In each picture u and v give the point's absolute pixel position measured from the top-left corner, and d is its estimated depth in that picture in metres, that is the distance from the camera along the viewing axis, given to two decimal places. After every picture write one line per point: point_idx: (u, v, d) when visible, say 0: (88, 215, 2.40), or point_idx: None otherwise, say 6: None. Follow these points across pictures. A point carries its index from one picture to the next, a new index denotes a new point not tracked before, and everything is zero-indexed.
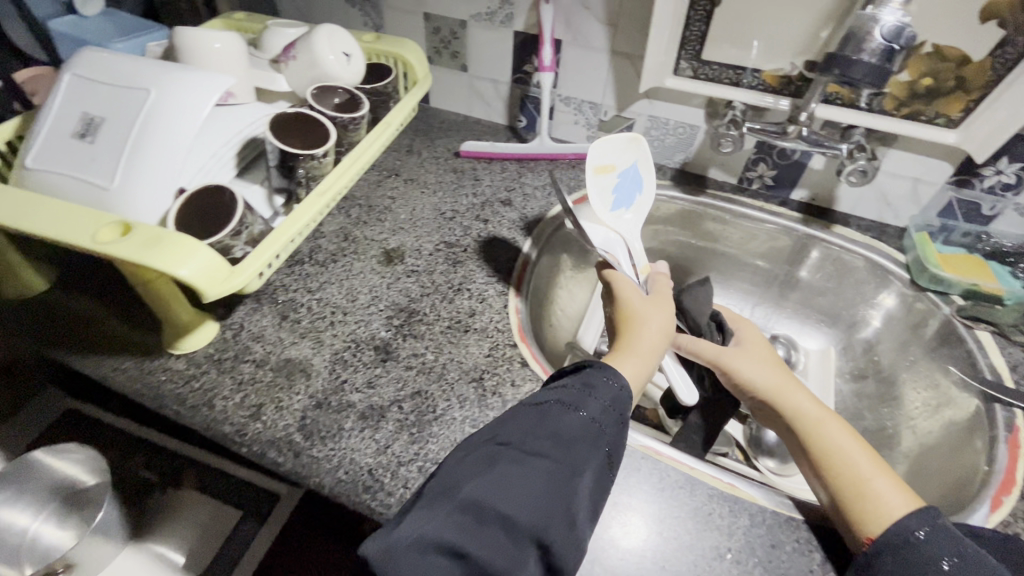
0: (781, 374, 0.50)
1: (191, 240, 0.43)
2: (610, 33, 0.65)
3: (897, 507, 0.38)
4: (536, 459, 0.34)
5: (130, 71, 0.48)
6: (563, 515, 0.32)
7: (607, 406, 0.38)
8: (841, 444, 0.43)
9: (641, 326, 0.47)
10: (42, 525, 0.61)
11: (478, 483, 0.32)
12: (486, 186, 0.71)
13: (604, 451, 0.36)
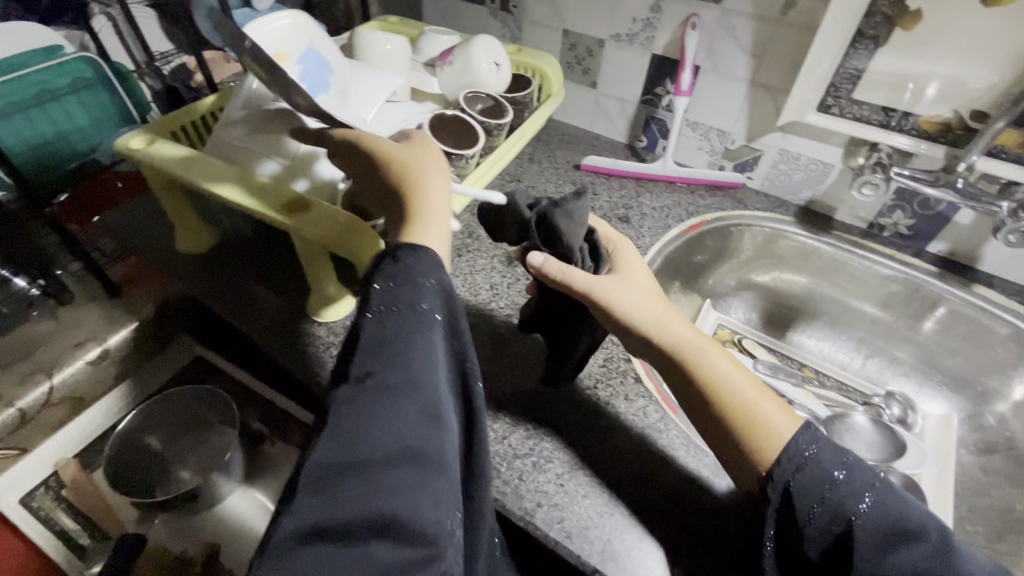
0: (646, 293, 0.45)
1: (358, 221, 0.47)
2: (754, 63, 0.65)
3: (777, 427, 0.39)
4: (349, 416, 0.29)
5: (319, 65, 0.54)
6: (406, 424, 0.29)
7: (399, 295, 0.33)
8: (722, 374, 0.41)
9: (412, 193, 0.41)
10: (171, 455, 0.68)
11: (304, 482, 0.27)
12: (604, 201, 0.72)
13: (430, 321, 0.33)
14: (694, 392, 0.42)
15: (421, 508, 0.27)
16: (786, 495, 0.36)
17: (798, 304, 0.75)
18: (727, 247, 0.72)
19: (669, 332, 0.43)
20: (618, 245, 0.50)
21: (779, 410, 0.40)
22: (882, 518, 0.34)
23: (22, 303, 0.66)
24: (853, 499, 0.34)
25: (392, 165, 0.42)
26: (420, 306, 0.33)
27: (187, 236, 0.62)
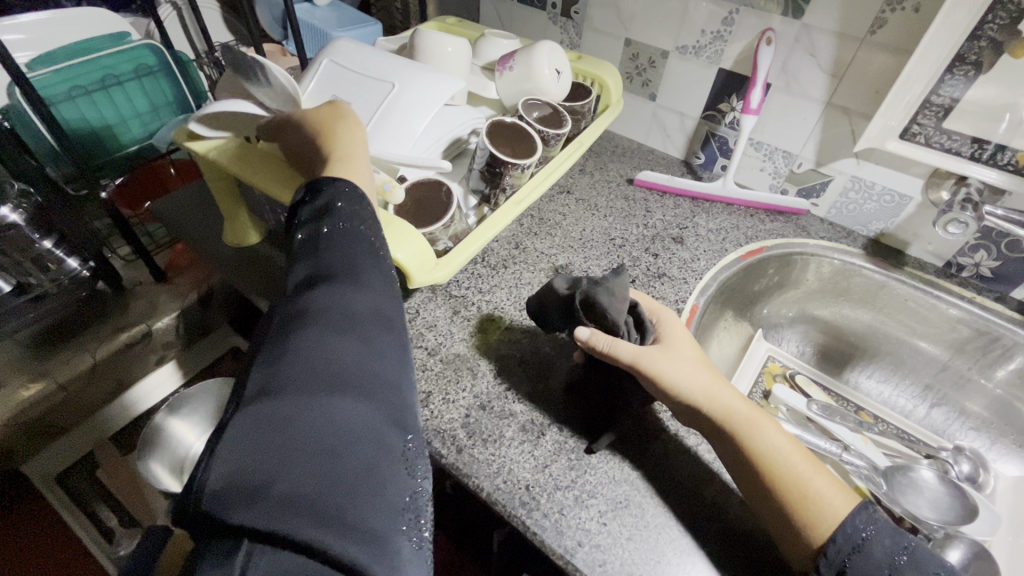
0: (689, 360, 0.43)
1: (409, 227, 0.46)
2: (832, 84, 0.61)
3: (831, 502, 0.37)
4: (296, 321, 0.32)
5: (381, 65, 0.53)
6: (363, 329, 0.33)
7: (347, 223, 0.38)
8: (769, 444, 0.39)
9: (334, 142, 0.43)
10: (201, 445, 0.67)
11: (258, 377, 0.30)
12: (657, 219, 0.69)
13: (366, 241, 0.38)
14: (739, 463, 0.39)
15: (376, 411, 0.31)
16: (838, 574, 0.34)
17: (859, 342, 0.70)
18: (785, 276, 0.68)
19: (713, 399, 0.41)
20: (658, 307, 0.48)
21: (830, 482, 0.38)
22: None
23: (71, 283, 0.64)
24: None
25: (311, 125, 0.45)
26: (371, 238, 0.39)
27: (231, 228, 0.61)
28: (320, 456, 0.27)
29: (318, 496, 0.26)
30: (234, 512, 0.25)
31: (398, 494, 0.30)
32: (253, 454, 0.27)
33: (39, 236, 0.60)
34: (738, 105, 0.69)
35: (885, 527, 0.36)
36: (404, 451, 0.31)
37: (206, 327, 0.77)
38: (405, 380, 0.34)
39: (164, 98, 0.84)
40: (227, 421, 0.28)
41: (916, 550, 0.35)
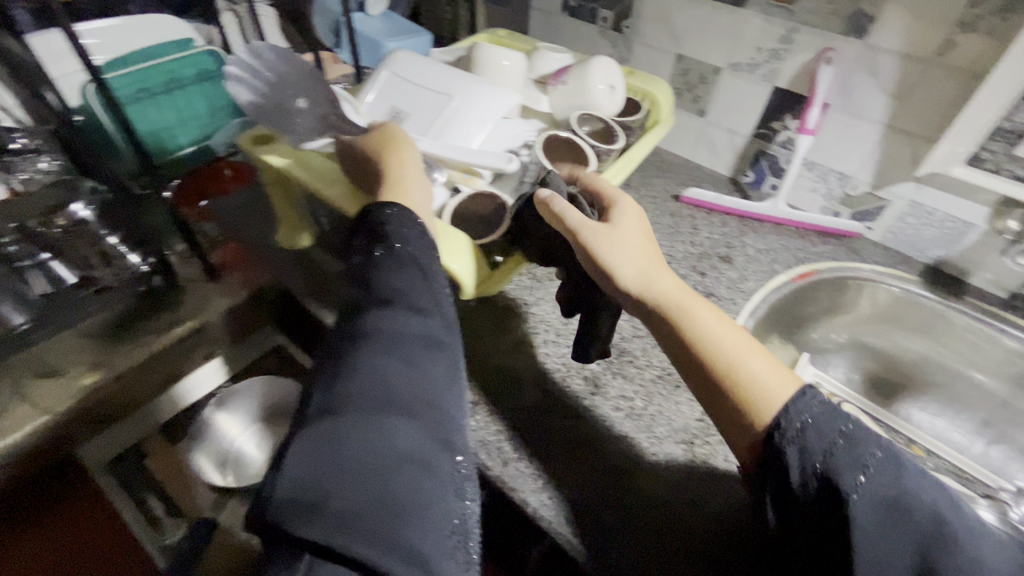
0: (638, 248, 0.44)
1: (463, 238, 0.47)
2: (894, 106, 0.59)
3: (774, 388, 0.35)
4: (354, 344, 0.33)
5: (441, 79, 0.54)
6: (408, 349, 0.34)
7: (404, 246, 0.39)
8: (709, 329, 0.38)
9: (389, 165, 0.45)
10: (245, 441, 0.69)
11: (318, 397, 0.31)
12: (704, 237, 0.68)
13: (415, 263, 0.38)
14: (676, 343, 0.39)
15: (426, 433, 0.31)
16: (771, 443, 0.32)
17: (912, 372, 0.67)
18: (835, 301, 0.67)
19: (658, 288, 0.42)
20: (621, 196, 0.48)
21: (776, 369, 0.36)
22: (863, 496, 0.29)
23: (129, 277, 0.67)
24: (848, 472, 0.30)
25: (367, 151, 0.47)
26: (418, 258, 0.39)
27: (286, 229, 0.62)
28: (371, 473, 0.28)
29: (370, 513, 0.26)
30: (294, 524, 0.26)
31: (445, 517, 0.29)
32: (311, 469, 0.27)
33: (106, 232, 0.64)
34: (792, 124, 0.68)
35: (823, 408, 0.33)
36: (452, 473, 0.31)
37: (251, 325, 0.79)
38: (453, 404, 0.34)
39: None
40: (291, 439, 0.29)
41: (852, 433, 0.31)
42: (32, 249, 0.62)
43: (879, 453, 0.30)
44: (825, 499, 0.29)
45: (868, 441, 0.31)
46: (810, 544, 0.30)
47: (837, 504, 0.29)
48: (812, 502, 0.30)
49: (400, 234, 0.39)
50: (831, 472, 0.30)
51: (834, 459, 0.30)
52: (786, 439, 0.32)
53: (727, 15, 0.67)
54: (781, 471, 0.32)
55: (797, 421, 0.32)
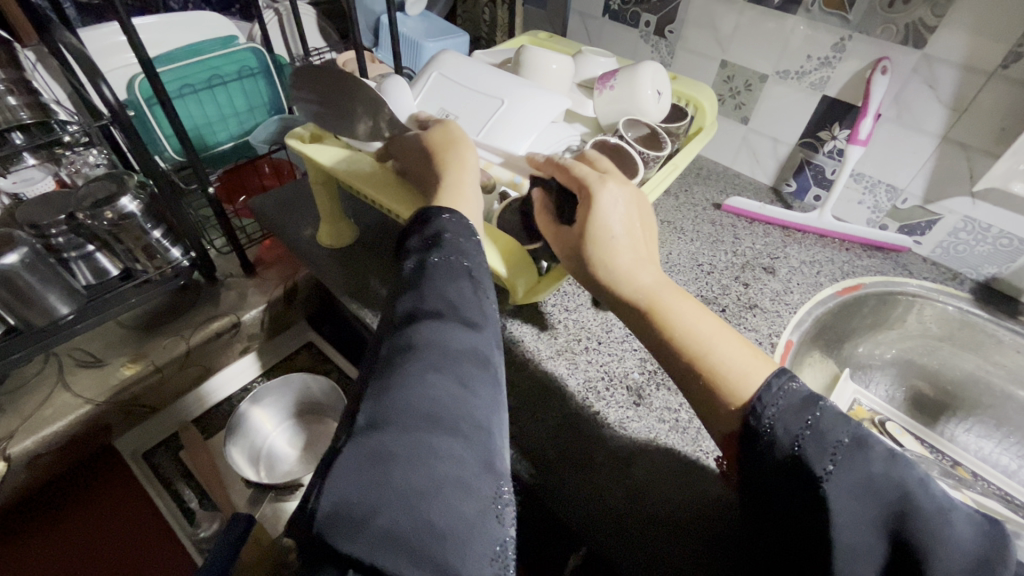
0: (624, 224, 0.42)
1: (513, 243, 0.46)
2: (951, 118, 0.57)
3: (749, 374, 0.32)
4: (402, 355, 0.32)
5: (491, 82, 0.54)
6: (460, 367, 0.32)
7: (449, 258, 0.38)
8: (684, 314, 0.37)
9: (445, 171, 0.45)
10: (275, 437, 0.72)
11: (366, 408, 0.30)
12: (746, 247, 0.67)
13: (467, 274, 0.37)
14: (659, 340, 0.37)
15: (470, 451, 0.29)
16: (748, 436, 0.30)
17: (960, 393, 0.65)
18: (881, 316, 0.65)
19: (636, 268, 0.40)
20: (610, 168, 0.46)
21: (751, 354, 0.34)
22: (837, 484, 0.26)
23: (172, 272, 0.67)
24: (817, 460, 0.27)
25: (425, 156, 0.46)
26: (470, 270, 0.38)
27: (328, 229, 0.64)
28: (412, 495, 0.26)
29: (411, 536, 0.25)
30: (341, 539, 0.25)
31: (486, 546, 0.26)
32: (357, 485, 0.26)
33: (151, 225, 0.65)
34: (841, 134, 0.66)
35: (792, 397, 0.30)
36: (496, 499, 0.28)
37: (285, 322, 0.80)
38: (498, 423, 0.31)
39: (261, 99, 0.88)
40: (339, 451, 0.29)
41: (819, 421, 0.28)
42: (79, 242, 0.63)
43: (845, 437, 0.27)
44: (797, 489, 0.27)
45: (837, 424, 0.28)
46: (793, 539, 0.28)
47: (812, 495, 0.27)
48: (790, 497, 0.28)
49: (454, 239, 0.39)
50: (800, 463, 0.27)
51: (801, 449, 0.28)
52: (757, 430, 0.30)
53: (775, 22, 0.65)
54: (755, 461, 0.30)
55: (766, 412, 0.30)
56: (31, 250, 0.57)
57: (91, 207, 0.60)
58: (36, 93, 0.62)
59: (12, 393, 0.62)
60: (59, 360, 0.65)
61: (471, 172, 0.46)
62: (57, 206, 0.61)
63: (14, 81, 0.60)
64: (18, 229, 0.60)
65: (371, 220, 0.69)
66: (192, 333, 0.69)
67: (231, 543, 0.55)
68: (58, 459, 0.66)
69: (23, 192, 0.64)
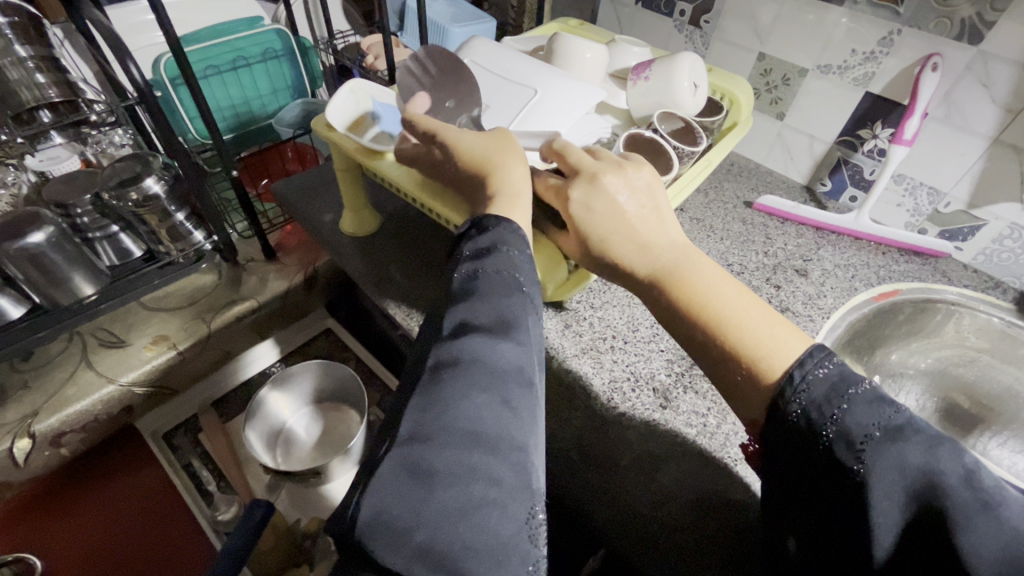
0: (630, 208, 0.39)
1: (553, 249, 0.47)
2: (1005, 119, 0.54)
3: (781, 352, 0.32)
4: (450, 367, 0.31)
5: (524, 72, 0.53)
6: (504, 386, 0.30)
7: (501, 269, 0.36)
8: (714, 287, 0.36)
9: (494, 172, 0.43)
10: (294, 421, 0.73)
11: (408, 419, 0.29)
12: (778, 248, 0.65)
13: (517, 287, 0.36)
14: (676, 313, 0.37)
15: (512, 473, 0.28)
16: (775, 415, 0.29)
17: (996, 405, 0.62)
18: (917, 324, 0.63)
19: (647, 248, 0.39)
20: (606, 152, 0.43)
21: (789, 332, 0.33)
22: (871, 481, 0.25)
23: (194, 254, 0.68)
24: (845, 456, 0.26)
25: (472, 158, 0.43)
26: (520, 281, 0.36)
27: (351, 217, 0.63)
28: (453, 514, 0.25)
29: (449, 554, 0.25)
30: (381, 550, 0.25)
31: (521, 564, 0.26)
32: (398, 497, 0.26)
33: (175, 207, 0.64)
34: (883, 133, 0.64)
35: (817, 387, 0.28)
36: (529, 519, 0.28)
37: (304, 309, 0.80)
38: (535, 441, 0.31)
39: (285, 82, 0.88)
40: (380, 460, 0.28)
41: (848, 414, 0.27)
42: (103, 222, 0.63)
43: (875, 430, 0.26)
44: (829, 490, 0.27)
45: (864, 414, 0.27)
46: (829, 536, 0.27)
47: (848, 491, 0.26)
48: (823, 487, 0.27)
49: (484, 238, 0.38)
50: (830, 456, 0.27)
51: (830, 446, 0.27)
52: (784, 421, 0.29)
53: (818, 14, 0.63)
54: (789, 450, 0.29)
55: (793, 406, 0.29)
56: (57, 229, 0.57)
57: (117, 187, 0.60)
58: (63, 72, 0.61)
59: (37, 370, 0.62)
60: (83, 340, 0.65)
61: (522, 174, 0.43)
62: (82, 185, 0.61)
63: (43, 58, 0.60)
64: (45, 208, 0.60)
65: (394, 208, 0.68)
66: (213, 316, 0.69)
67: (250, 527, 0.56)
68: (81, 438, 0.67)
69: (49, 171, 0.65)
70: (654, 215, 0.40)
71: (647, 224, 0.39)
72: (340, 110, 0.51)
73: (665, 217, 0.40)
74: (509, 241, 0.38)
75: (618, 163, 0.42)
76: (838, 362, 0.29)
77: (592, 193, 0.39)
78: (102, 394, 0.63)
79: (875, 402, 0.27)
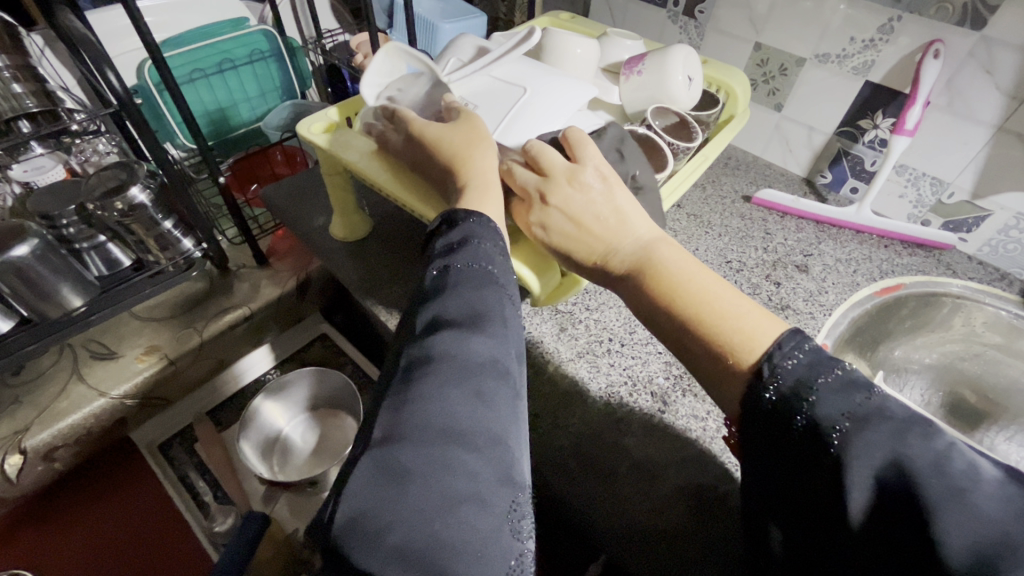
0: (591, 216, 0.40)
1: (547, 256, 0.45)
2: (1009, 106, 0.53)
3: (757, 338, 0.31)
4: (419, 368, 0.30)
5: (514, 70, 0.51)
6: (478, 379, 0.29)
7: (472, 262, 0.35)
8: (687, 278, 0.36)
9: (475, 164, 0.42)
10: (291, 429, 0.73)
11: (382, 420, 0.28)
12: (778, 243, 0.64)
13: (492, 281, 0.35)
14: (653, 307, 0.36)
15: (488, 465, 0.27)
16: (749, 405, 0.29)
17: (1004, 400, 0.61)
18: (922, 318, 0.61)
19: (612, 255, 0.39)
20: (549, 160, 0.40)
21: (763, 317, 0.32)
22: (848, 463, 0.24)
23: (184, 262, 0.67)
24: (816, 445, 0.26)
25: (452, 144, 0.43)
26: (495, 273, 0.35)
27: (341, 222, 0.62)
28: (428, 512, 0.24)
29: (425, 553, 0.24)
30: (356, 553, 0.24)
31: (502, 558, 0.25)
32: (372, 496, 0.25)
33: (162, 216, 0.63)
34: (885, 123, 0.62)
35: (788, 376, 0.28)
36: (511, 512, 0.27)
37: (298, 314, 0.79)
38: (516, 435, 0.29)
39: (273, 83, 0.87)
40: (355, 463, 0.27)
41: (816, 404, 0.26)
42: (90, 232, 0.62)
43: (845, 420, 0.25)
44: (810, 482, 0.26)
45: (834, 402, 0.26)
46: (804, 538, 0.26)
47: (823, 486, 0.25)
48: (797, 480, 0.26)
49: (457, 233, 0.37)
50: (800, 445, 0.26)
51: (800, 433, 0.26)
52: (760, 408, 0.28)
53: (816, 1, 0.61)
54: (758, 434, 0.28)
55: (768, 391, 0.28)
56: (42, 242, 0.56)
57: (101, 197, 0.58)
58: (42, 80, 0.60)
59: (27, 385, 0.62)
60: (74, 352, 0.64)
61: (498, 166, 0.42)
62: (66, 195, 0.60)
63: (20, 67, 0.58)
64: (29, 220, 0.59)
65: (386, 211, 0.67)
66: (204, 325, 0.68)
67: (246, 540, 0.55)
68: (75, 451, 0.66)
69: (34, 181, 0.63)
70: (613, 215, 0.40)
71: (609, 228, 0.39)
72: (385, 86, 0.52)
73: (624, 213, 0.40)
74: (481, 234, 0.37)
75: (570, 173, 0.40)
76: (811, 351, 0.29)
77: (549, 218, 0.40)
78: (93, 407, 0.62)
79: (844, 391, 0.26)
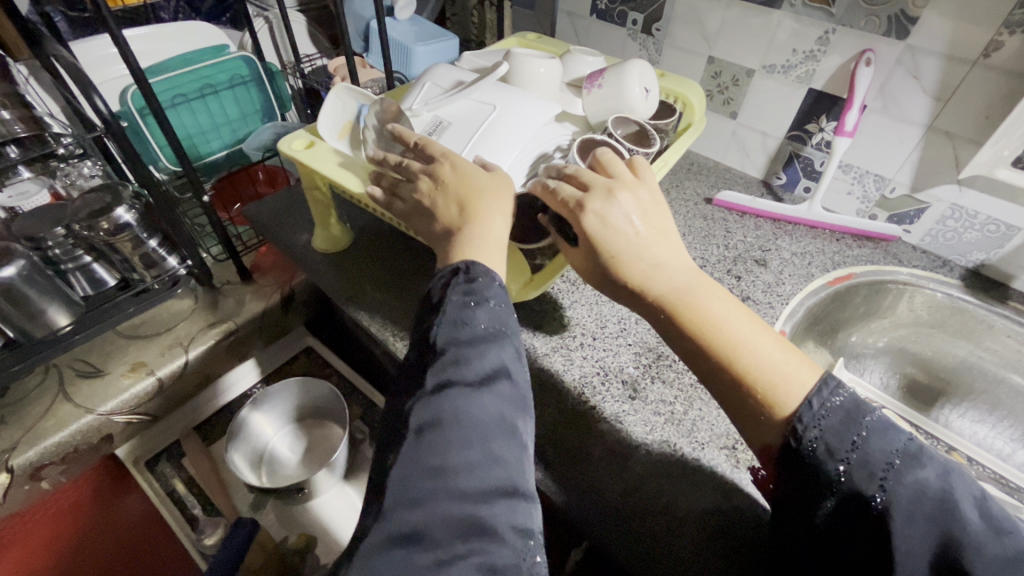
0: (643, 226, 0.41)
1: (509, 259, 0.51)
2: (936, 107, 0.58)
3: (796, 382, 0.34)
4: (430, 429, 0.32)
5: (484, 89, 0.55)
6: (487, 438, 0.32)
7: (491, 325, 0.37)
8: (724, 314, 0.38)
9: (474, 212, 0.43)
10: (278, 441, 0.74)
11: (393, 488, 0.30)
12: (738, 240, 0.68)
13: (503, 342, 0.37)
14: (688, 343, 0.38)
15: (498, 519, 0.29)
16: (790, 453, 0.32)
17: (953, 378, 0.65)
18: (873, 305, 0.66)
19: (663, 266, 0.40)
20: (618, 168, 0.43)
21: (800, 361, 0.35)
22: (894, 511, 0.28)
23: (169, 279, 0.69)
24: (864, 484, 0.29)
25: (457, 187, 0.44)
26: (503, 333, 0.37)
27: (323, 235, 0.65)
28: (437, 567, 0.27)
29: None
30: None
31: None
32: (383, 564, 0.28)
33: (148, 235, 0.65)
34: (828, 125, 0.67)
35: (834, 416, 0.31)
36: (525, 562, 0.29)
37: (284, 328, 0.81)
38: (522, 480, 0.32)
39: (253, 106, 0.89)
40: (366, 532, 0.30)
41: (865, 441, 0.30)
42: (75, 251, 0.64)
43: (894, 458, 0.29)
44: (849, 517, 0.29)
45: (878, 442, 0.30)
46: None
47: (874, 532, 0.28)
48: (855, 542, 0.29)
49: (459, 290, 0.39)
50: (852, 492, 0.29)
51: (846, 471, 0.29)
52: (798, 450, 0.31)
53: (762, 18, 0.66)
54: (800, 490, 0.32)
55: (811, 431, 0.31)
56: (28, 263, 0.57)
57: (87, 218, 0.60)
58: (29, 108, 0.62)
59: (13, 405, 0.62)
60: (60, 372, 0.65)
61: (503, 227, 0.43)
62: (51, 217, 0.62)
63: (9, 96, 0.60)
64: (14, 242, 0.60)
65: (366, 224, 0.70)
66: (192, 341, 0.70)
67: (235, 546, 0.56)
68: (61, 470, 0.66)
69: (19, 206, 0.65)
70: (664, 234, 0.42)
71: (661, 244, 0.41)
72: (330, 120, 0.55)
73: (671, 233, 0.42)
74: (493, 294, 0.39)
75: (633, 185, 0.43)
76: (851, 391, 0.32)
77: (609, 210, 0.40)
78: (80, 424, 0.63)
79: (883, 432, 0.30)
